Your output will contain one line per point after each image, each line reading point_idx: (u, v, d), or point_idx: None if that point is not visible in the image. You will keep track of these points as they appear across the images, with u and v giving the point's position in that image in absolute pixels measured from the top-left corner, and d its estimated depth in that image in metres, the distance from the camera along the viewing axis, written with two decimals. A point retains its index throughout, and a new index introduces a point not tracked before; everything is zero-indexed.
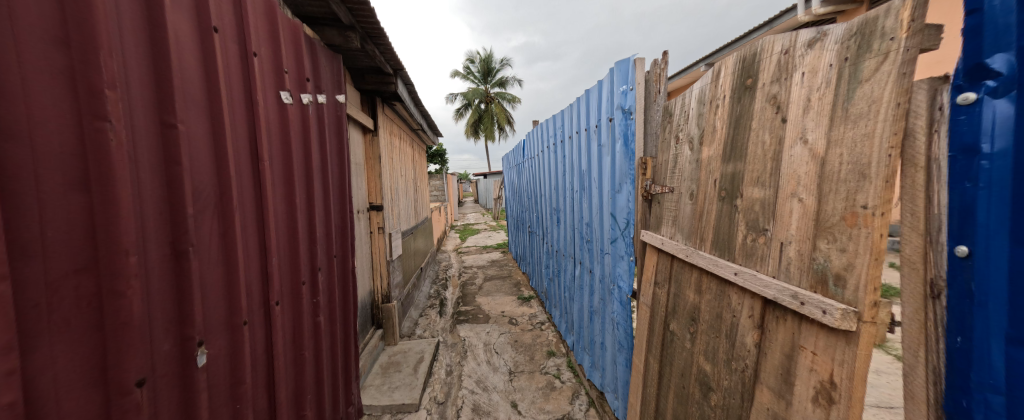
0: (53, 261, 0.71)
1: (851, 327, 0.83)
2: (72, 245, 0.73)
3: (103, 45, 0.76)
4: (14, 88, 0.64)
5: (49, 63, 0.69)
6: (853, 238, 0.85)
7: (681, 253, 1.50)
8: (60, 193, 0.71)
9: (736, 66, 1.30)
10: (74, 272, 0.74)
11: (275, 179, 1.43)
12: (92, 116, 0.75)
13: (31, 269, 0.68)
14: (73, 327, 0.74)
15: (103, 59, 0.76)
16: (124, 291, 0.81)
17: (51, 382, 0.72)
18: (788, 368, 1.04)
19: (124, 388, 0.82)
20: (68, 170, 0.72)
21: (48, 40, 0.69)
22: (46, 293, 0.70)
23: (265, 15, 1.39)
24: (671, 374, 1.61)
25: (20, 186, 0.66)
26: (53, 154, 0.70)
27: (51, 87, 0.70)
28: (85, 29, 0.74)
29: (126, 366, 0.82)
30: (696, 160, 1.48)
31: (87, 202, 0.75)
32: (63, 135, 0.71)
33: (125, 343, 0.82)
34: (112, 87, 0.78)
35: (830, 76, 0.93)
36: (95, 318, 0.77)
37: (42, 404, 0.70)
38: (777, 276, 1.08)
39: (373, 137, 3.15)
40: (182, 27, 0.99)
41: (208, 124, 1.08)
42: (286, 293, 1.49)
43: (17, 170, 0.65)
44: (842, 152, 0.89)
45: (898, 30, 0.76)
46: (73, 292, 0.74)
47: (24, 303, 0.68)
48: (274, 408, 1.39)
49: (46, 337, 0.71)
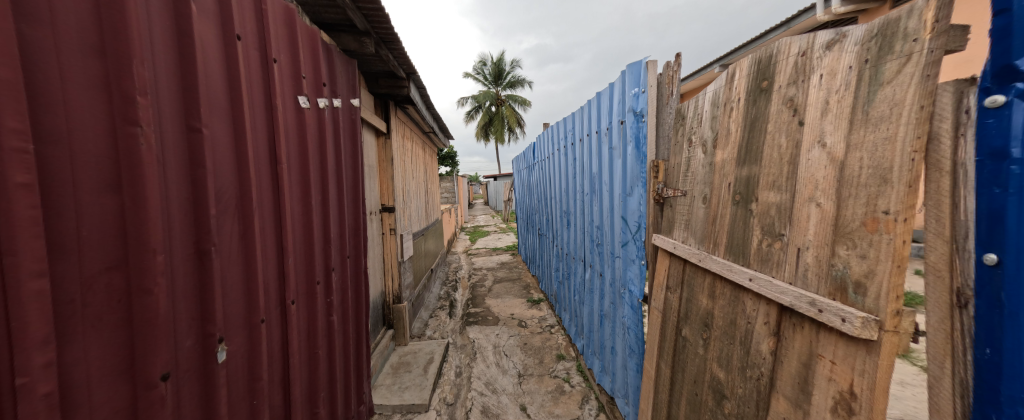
0: (88, 259, 0.76)
1: (872, 336, 0.81)
2: (105, 244, 0.78)
3: (136, 54, 0.81)
4: (53, 96, 0.69)
5: (87, 71, 0.75)
6: (875, 244, 0.83)
7: (694, 257, 1.48)
8: (95, 195, 0.76)
9: (751, 68, 1.28)
10: (106, 270, 0.78)
11: (292, 181, 1.48)
12: (125, 121, 0.80)
13: (67, 267, 0.72)
14: (106, 322, 0.79)
15: (135, 68, 0.81)
16: (151, 288, 0.86)
17: (84, 373, 0.76)
18: (806, 377, 1.01)
19: (150, 382, 0.87)
20: (103, 173, 0.77)
21: (86, 50, 0.74)
22: (80, 289, 0.75)
23: (286, 23, 1.46)
24: (683, 380, 1.59)
25: (59, 188, 0.70)
26: (89, 158, 0.75)
27: (89, 93, 0.75)
28: (120, 40, 0.79)
29: (151, 360, 0.87)
30: (709, 163, 1.47)
31: (119, 203, 0.80)
32: (98, 139, 0.76)
33: (151, 338, 0.86)
34: (142, 94, 0.83)
35: (850, 78, 0.91)
36: (124, 314, 0.82)
37: (77, 393, 0.75)
38: (794, 283, 1.06)
39: (386, 140, 3.23)
40: (208, 37, 1.05)
41: (229, 128, 1.13)
42: (301, 292, 1.54)
43: (56, 173, 0.70)
44: (862, 156, 0.87)
45: (921, 31, 0.74)
46: (105, 289, 0.79)
47: (61, 298, 0.72)
48: (289, 405, 1.43)
49: (80, 332, 0.75)
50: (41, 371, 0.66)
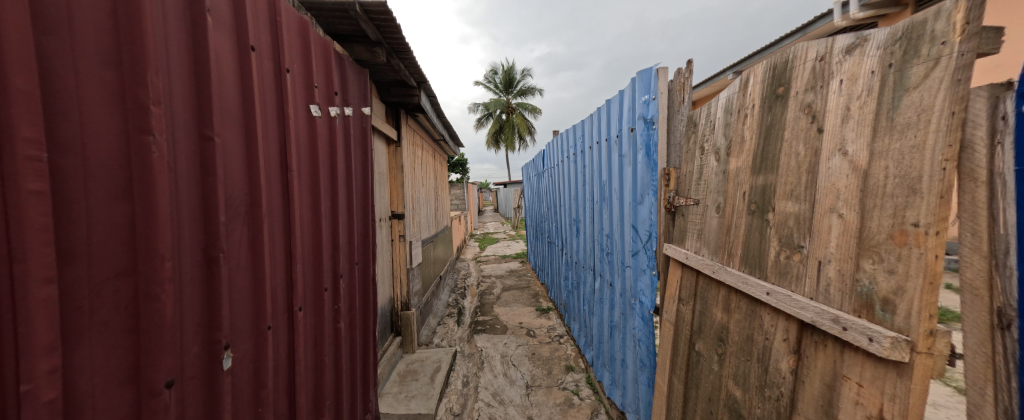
0: (97, 266, 0.74)
1: (902, 358, 0.76)
2: (114, 251, 0.77)
3: (151, 62, 0.81)
4: (69, 105, 0.69)
5: (103, 77, 0.74)
6: (904, 259, 0.78)
7: (708, 269, 1.43)
8: (106, 203, 0.75)
9: (766, 74, 1.24)
10: (114, 277, 0.77)
11: (302, 189, 1.52)
12: (138, 130, 0.79)
13: (76, 273, 0.70)
14: (113, 329, 0.78)
15: (150, 75, 0.81)
16: (158, 295, 0.84)
17: (89, 379, 0.75)
18: (830, 400, 0.95)
19: (154, 389, 0.85)
20: (114, 180, 0.76)
21: (102, 57, 0.74)
22: (88, 295, 0.73)
23: (299, 35, 1.51)
24: (697, 398, 1.51)
25: (71, 195, 0.69)
26: (102, 166, 0.74)
27: (104, 100, 0.74)
28: (136, 47, 0.79)
29: (157, 368, 0.85)
30: (723, 171, 1.43)
31: (129, 210, 0.78)
32: (111, 146, 0.75)
33: (156, 346, 0.85)
34: (156, 103, 0.82)
35: (872, 83, 0.87)
36: (131, 321, 0.80)
37: (81, 401, 0.73)
38: (815, 298, 1.00)
39: (396, 147, 3.30)
40: (223, 48, 1.09)
41: (240, 136, 1.15)
42: (309, 299, 1.56)
43: (70, 180, 0.69)
44: (887, 165, 0.82)
45: (950, 33, 0.71)
46: (113, 295, 0.77)
47: (69, 304, 0.71)
48: (294, 411, 1.44)
49: (86, 340, 0.73)
50: (46, 377, 0.65)
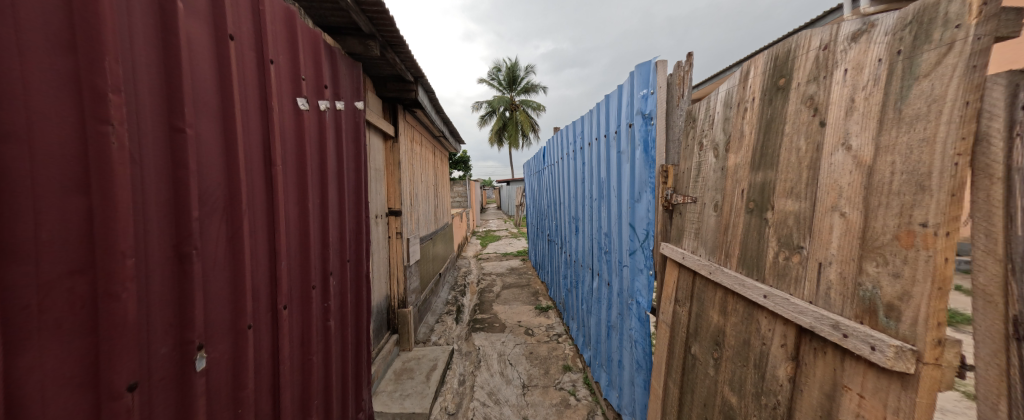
0: (47, 263, 0.72)
1: (907, 369, 0.70)
2: (68, 247, 0.74)
3: (109, 48, 0.78)
4: (14, 93, 0.66)
5: (52, 66, 0.71)
6: (910, 262, 0.72)
7: (704, 269, 1.37)
8: (58, 197, 0.73)
9: (767, 65, 1.17)
10: (68, 274, 0.74)
11: (288, 184, 1.49)
12: (95, 119, 0.76)
13: (20, 271, 0.68)
14: (67, 329, 0.75)
15: (108, 62, 0.78)
16: (119, 294, 0.81)
17: (41, 380, 0.72)
18: (829, 410, 0.90)
19: (115, 392, 0.83)
20: (66, 173, 0.74)
21: (54, 43, 0.71)
22: (37, 294, 0.71)
23: (285, 25, 1.48)
24: (693, 402, 1.46)
25: (16, 188, 0.67)
26: (53, 158, 0.71)
27: (56, 89, 0.72)
28: (92, 33, 0.76)
29: (116, 371, 0.82)
30: (721, 168, 1.36)
31: (86, 205, 0.76)
32: (63, 137, 0.73)
33: (116, 348, 0.82)
34: (116, 91, 0.79)
35: (879, 72, 0.81)
36: (89, 321, 0.78)
37: (30, 403, 0.71)
38: (814, 302, 0.95)
39: (393, 144, 3.27)
40: (197, 36, 1.05)
41: (217, 128, 1.12)
42: (295, 297, 1.54)
43: (15, 173, 0.67)
44: (893, 160, 0.76)
45: (965, 15, 0.64)
46: (67, 293, 0.75)
47: (13, 304, 0.68)
48: (278, 412, 1.42)
49: (36, 340, 0.71)
50: None
